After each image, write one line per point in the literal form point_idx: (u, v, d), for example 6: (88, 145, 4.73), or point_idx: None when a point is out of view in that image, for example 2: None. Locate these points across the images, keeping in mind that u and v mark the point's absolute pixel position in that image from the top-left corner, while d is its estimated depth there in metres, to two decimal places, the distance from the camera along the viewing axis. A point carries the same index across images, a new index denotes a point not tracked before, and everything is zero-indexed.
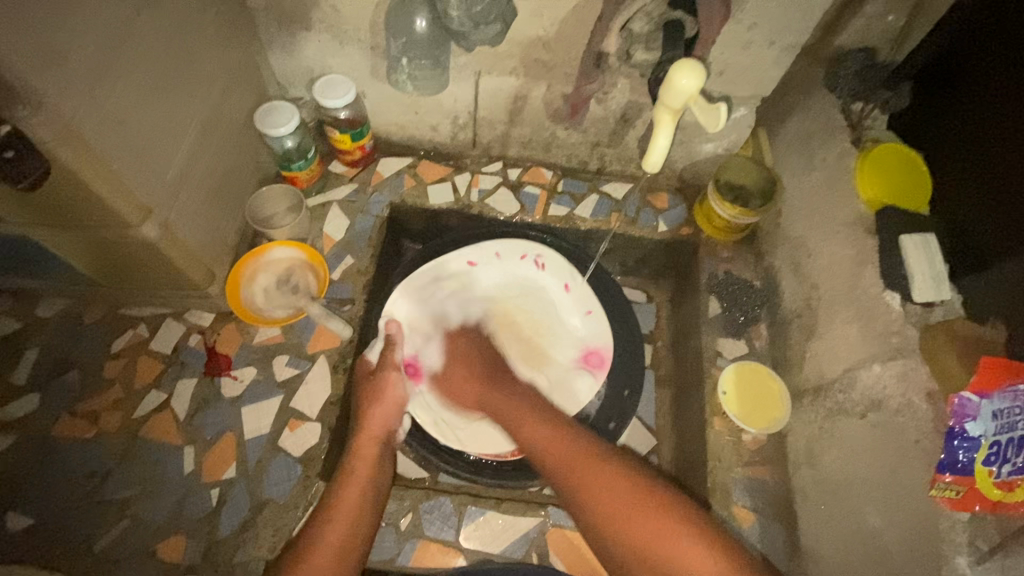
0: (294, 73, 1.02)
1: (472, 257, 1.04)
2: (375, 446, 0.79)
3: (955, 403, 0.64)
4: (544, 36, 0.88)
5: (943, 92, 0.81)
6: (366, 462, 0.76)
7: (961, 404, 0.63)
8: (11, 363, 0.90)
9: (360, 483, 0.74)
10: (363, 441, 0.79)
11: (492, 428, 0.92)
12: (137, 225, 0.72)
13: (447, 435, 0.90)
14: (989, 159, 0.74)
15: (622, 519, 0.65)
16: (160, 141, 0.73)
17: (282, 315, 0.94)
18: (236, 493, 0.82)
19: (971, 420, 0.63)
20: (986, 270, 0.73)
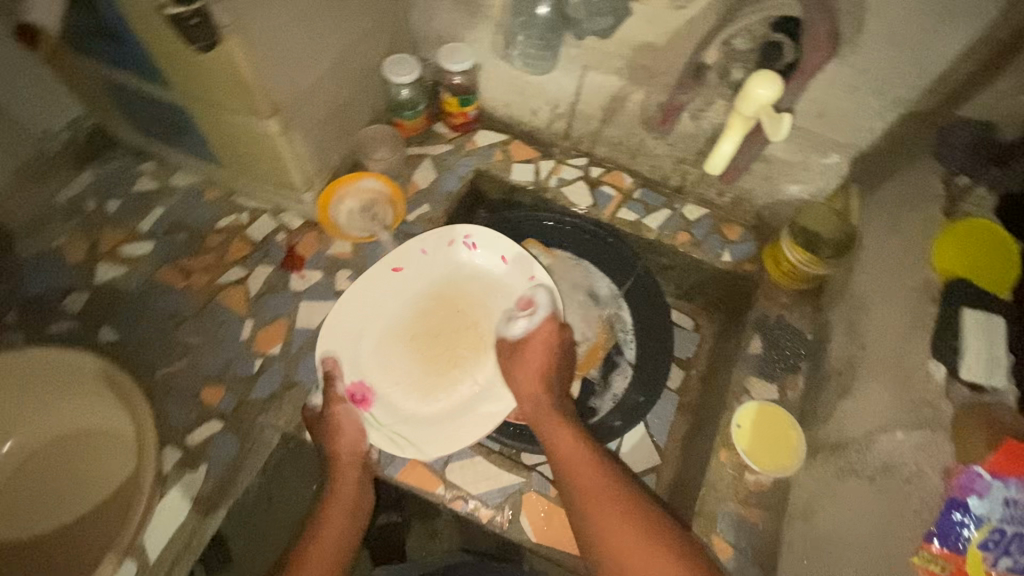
0: (426, 35, 1.15)
1: (396, 263, 1.00)
2: (354, 473, 0.86)
3: (964, 475, 0.62)
4: (654, 43, 0.93)
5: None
6: (347, 492, 0.84)
7: (968, 477, 0.61)
8: (139, 214, 1.08)
9: (345, 505, 0.83)
10: (340, 471, 0.85)
11: (452, 425, 0.93)
12: (265, 117, 0.85)
13: (404, 446, 0.89)
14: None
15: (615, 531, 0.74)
16: (304, 56, 0.87)
17: (357, 234, 1.06)
18: (274, 368, 0.94)
19: (976, 496, 0.61)
20: None
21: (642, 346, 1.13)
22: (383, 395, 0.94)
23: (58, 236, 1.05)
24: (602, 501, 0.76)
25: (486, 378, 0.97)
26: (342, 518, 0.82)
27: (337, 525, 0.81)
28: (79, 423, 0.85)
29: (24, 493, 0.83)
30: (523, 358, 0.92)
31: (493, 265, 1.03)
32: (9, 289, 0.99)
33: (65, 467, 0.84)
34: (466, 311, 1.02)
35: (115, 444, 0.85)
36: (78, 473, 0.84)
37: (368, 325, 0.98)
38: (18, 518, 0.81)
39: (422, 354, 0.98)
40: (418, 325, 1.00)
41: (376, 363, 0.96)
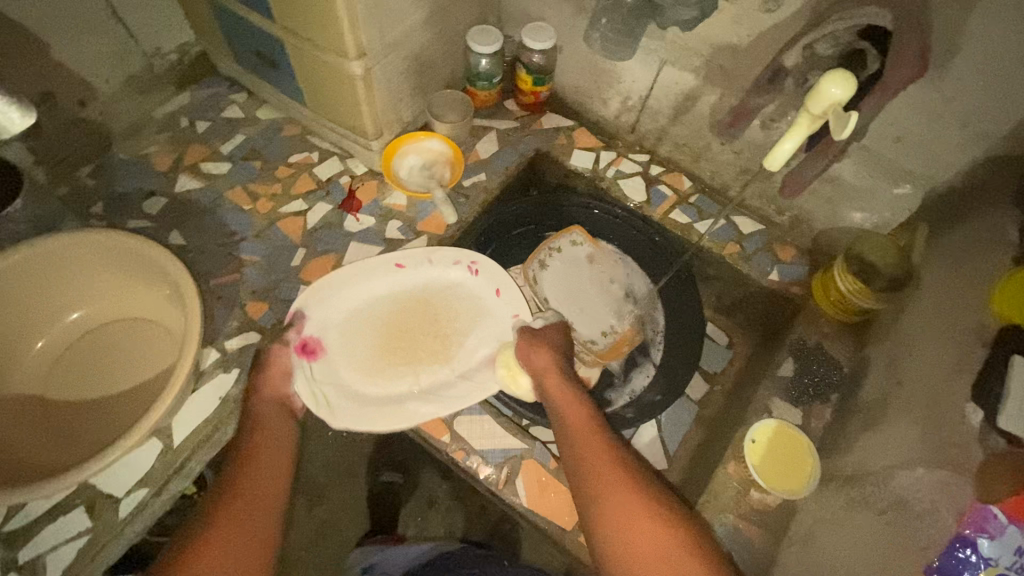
0: (514, 13, 1.19)
1: (401, 260, 1.02)
2: (276, 407, 0.82)
3: (978, 512, 0.57)
4: (736, 45, 0.93)
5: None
6: (270, 419, 0.80)
7: (983, 516, 0.56)
8: (223, 138, 1.16)
9: (269, 431, 0.79)
10: (262, 404, 0.82)
11: (375, 414, 0.92)
12: (351, 59, 0.90)
13: (322, 405, 0.89)
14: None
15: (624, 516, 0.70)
16: (397, 8, 0.92)
17: (413, 189, 1.11)
18: None
19: (988, 538, 0.56)
20: None
21: (671, 350, 1.13)
22: (332, 357, 0.95)
23: (150, 144, 1.15)
24: (611, 486, 0.73)
25: (431, 386, 0.96)
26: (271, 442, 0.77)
27: (271, 449, 0.76)
28: (157, 313, 0.93)
29: (100, 359, 0.91)
30: (542, 338, 0.93)
31: (486, 294, 1.03)
32: (101, 182, 1.09)
33: (137, 348, 0.92)
34: (442, 322, 1.01)
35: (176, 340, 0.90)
36: (146, 356, 0.91)
37: (349, 303, 0.99)
38: (89, 379, 0.89)
39: (384, 344, 0.99)
40: (396, 316, 1.01)
41: (340, 333, 0.98)
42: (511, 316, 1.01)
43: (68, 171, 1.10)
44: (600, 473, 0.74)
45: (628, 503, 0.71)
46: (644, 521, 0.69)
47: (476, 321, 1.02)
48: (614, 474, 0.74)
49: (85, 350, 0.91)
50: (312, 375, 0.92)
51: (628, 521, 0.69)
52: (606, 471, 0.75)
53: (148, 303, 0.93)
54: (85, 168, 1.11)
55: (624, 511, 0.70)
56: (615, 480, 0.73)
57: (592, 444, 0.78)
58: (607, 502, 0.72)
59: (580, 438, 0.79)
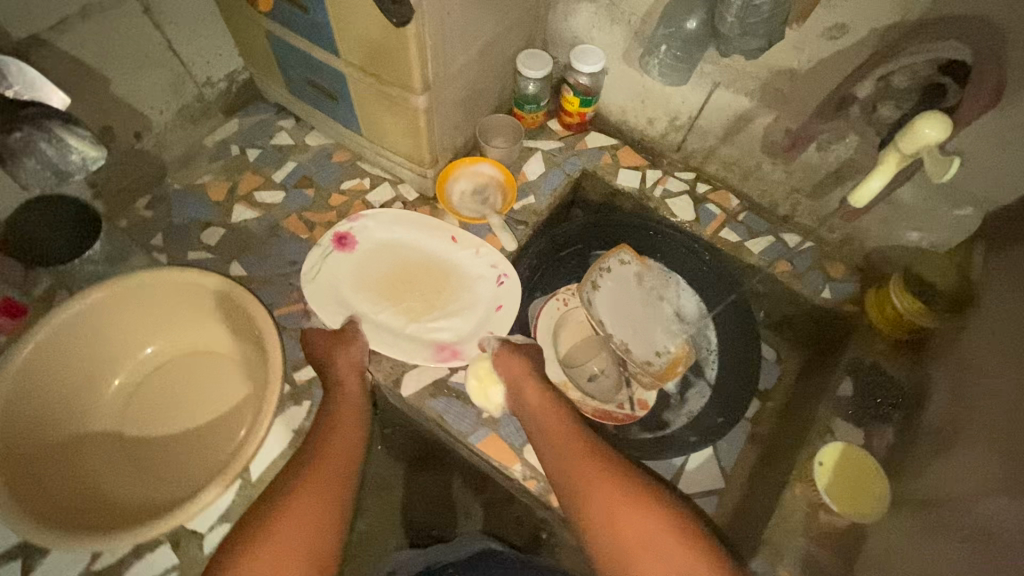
0: (560, 34, 1.19)
1: (456, 234, 1.07)
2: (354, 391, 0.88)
3: None
4: (795, 69, 0.93)
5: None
6: (350, 403, 0.87)
7: None
8: (275, 166, 1.17)
9: (352, 415, 0.86)
10: (342, 387, 0.88)
11: (338, 314, 0.99)
12: (417, 93, 0.91)
13: (310, 277, 1.00)
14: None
15: (622, 522, 0.74)
16: (459, 41, 0.92)
17: (467, 215, 1.11)
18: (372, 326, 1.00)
19: None
20: None
21: (724, 369, 1.14)
22: (350, 257, 1.04)
23: (204, 174, 1.16)
24: (601, 492, 0.77)
25: (386, 324, 1.00)
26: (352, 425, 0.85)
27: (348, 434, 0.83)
28: (228, 350, 0.95)
29: (172, 395, 0.93)
30: (522, 349, 0.95)
31: (488, 301, 1.03)
32: (158, 214, 1.11)
33: (206, 383, 0.94)
34: (432, 298, 1.03)
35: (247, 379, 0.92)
36: (216, 391, 0.93)
37: (394, 238, 1.08)
38: (163, 414, 0.92)
39: (390, 280, 1.04)
40: (419, 265, 1.06)
41: (368, 247, 1.06)
42: (488, 332, 1.00)
43: (127, 202, 1.11)
44: (590, 481, 0.78)
45: (613, 503, 0.75)
46: (621, 518, 0.74)
47: (453, 313, 1.02)
48: (607, 480, 0.78)
49: (156, 386, 0.94)
50: (327, 257, 1.03)
51: (606, 516, 0.75)
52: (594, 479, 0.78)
53: (209, 335, 0.96)
54: (142, 199, 1.12)
55: (619, 513, 0.75)
56: (599, 482, 0.78)
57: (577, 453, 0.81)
58: (597, 506, 0.76)
59: (555, 443, 0.83)
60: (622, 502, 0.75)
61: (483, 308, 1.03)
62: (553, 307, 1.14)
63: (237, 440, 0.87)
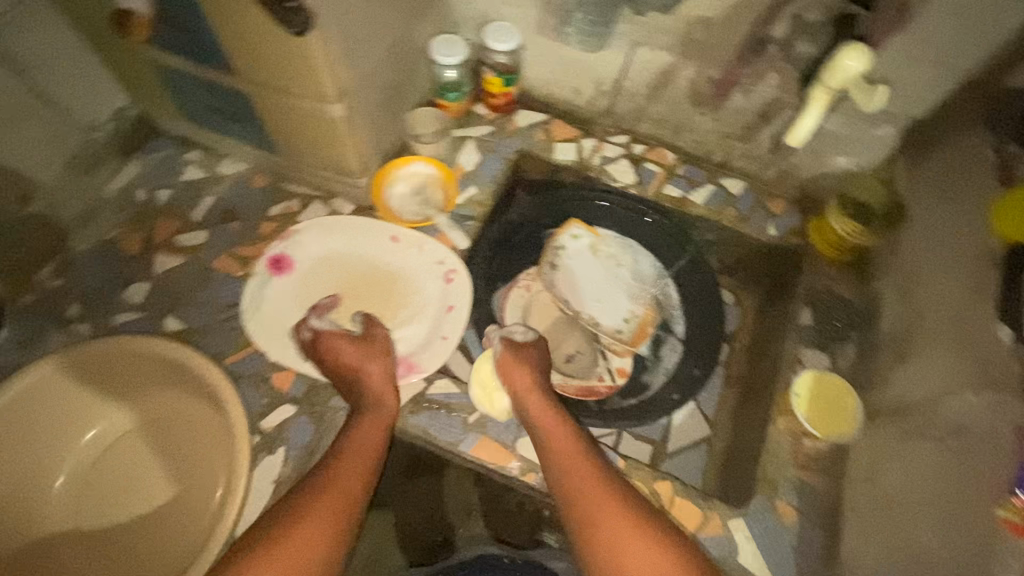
0: (469, 15, 1.15)
1: (397, 234, 1.04)
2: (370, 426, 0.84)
3: None
4: (708, 18, 0.94)
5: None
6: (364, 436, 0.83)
7: None
8: (191, 204, 1.08)
9: (362, 450, 0.82)
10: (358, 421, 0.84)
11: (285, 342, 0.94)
12: (332, 102, 0.85)
13: (251, 310, 0.96)
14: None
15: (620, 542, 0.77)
16: (368, 40, 0.86)
17: (410, 219, 1.06)
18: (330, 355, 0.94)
19: None
20: None
21: (691, 322, 1.17)
22: (289, 279, 1.00)
23: (112, 227, 1.05)
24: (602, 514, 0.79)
25: None
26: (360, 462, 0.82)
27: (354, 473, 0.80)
28: (178, 414, 0.88)
29: (142, 467, 0.89)
30: (526, 359, 0.96)
31: (438, 303, 1.00)
32: (70, 280, 1.00)
33: (171, 449, 0.88)
34: (381, 309, 1.00)
35: (206, 434, 0.86)
36: (182, 455, 0.88)
37: (332, 251, 1.03)
38: (136, 490, 0.87)
39: (334, 297, 1.00)
40: (362, 276, 1.02)
41: (306, 265, 1.01)
42: (441, 337, 0.97)
43: (29, 274, 1.00)
44: (591, 503, 0.80)
45: (612, 524, 0.78)
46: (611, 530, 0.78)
47: (404, 322, 0.99)
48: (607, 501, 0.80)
49: (121, 461, 0.89)
50: (264, 286, 0.98)
51: (601, 528, 0.78)
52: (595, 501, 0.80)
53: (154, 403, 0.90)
54: (46, 268, 1.01)
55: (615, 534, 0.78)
56: (600, 503, 0.80)
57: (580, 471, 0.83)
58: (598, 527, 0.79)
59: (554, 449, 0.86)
60: (615, 514, 0.79)
61: (434, 311, 1.00)
62: (518, 295, 1.14)
63: (211, 506, 0.82)
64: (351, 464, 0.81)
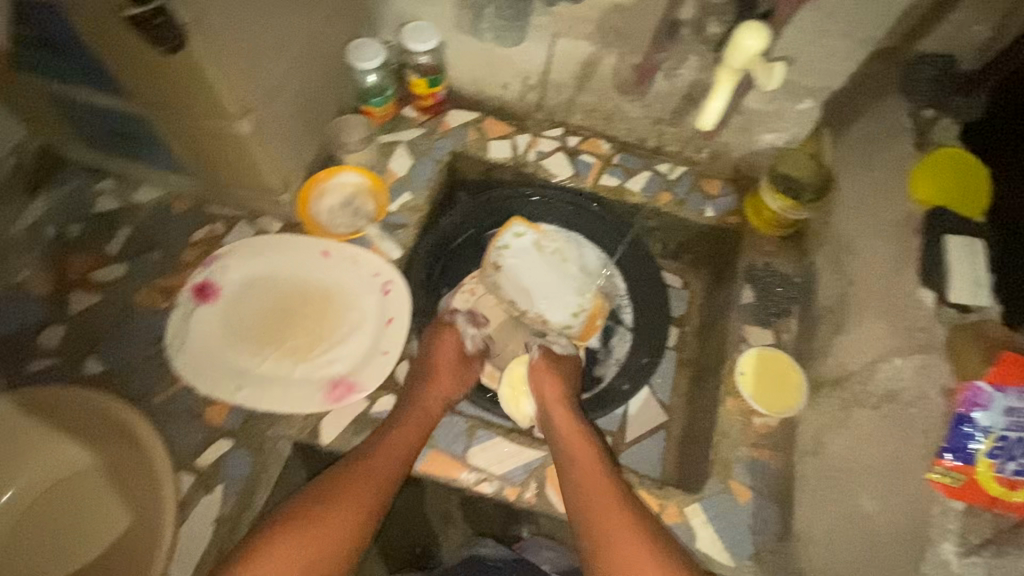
0: (386, 17, 1.11)
1: (328, 248, 1.00)
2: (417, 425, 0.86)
3: (968, 392, 0.67)
4: (623, 4, 0.94)
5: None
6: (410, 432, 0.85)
7: (973, 392, 0.67)
8: (106, 237, 1.02)
9: (403, 447, 0.84)
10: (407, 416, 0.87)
11: (215, 374, 0.90)
12: (236, 118, 0.80)
13: (176, 343, 0.91)
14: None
15: (615, 537, 0.78)
16: (271, 50, 0.82)
17: (343, 232, 1.03)
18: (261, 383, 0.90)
19: (982, 409, 0.67)
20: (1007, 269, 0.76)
21: (639, 309, 1.16)
22: (217, 307, 0.95)
23: (22, 269, 0.99)
24: (603, 510, 0.80)
25: (267, 373, 0.91)
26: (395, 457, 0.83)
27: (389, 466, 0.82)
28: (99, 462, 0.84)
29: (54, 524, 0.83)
30: (559, 370, 1.01)
31: (376, 316, 0.97)
32: None
33: (88, 502, 0.84)
34: (316, 328, 0.96)
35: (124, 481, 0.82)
36: (102, 508, 0.83)
37: (262, 271, 0.99)
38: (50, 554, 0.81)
39: (267, 321, 0.96)
40: (296, 295, 0.98)
41: (235, 289, 0.97)
42: (381, 352, 0.94)
43: None
44: (595, 499, 0.82)
45: (611, 518, 0.79)
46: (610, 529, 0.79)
47: (341, 340, 0.95)
48: (610, 498, 0.81)
49: (39, 526, 0.83)
50: (190, 315, 0.94)
51: (600, 523, 0.79)
52: (599, 498, 0.82)
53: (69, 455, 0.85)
54: None
55: (614, 528, 0.79)
56: (605, 500, 0.81)
57: (592, 470, 0.85)
58: (599, 522, 0.80)
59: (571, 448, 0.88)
60: (616, 513, 0.80)
61: (372, 325, 0.96)
62: (463, 297, 1.11)
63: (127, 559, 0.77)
64: (388, 456, 0.83)
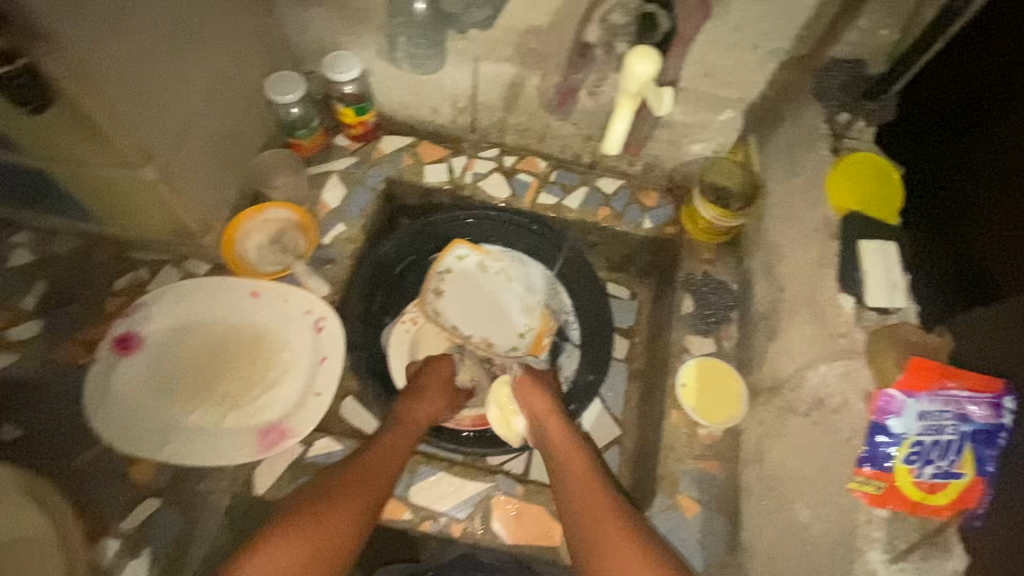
0: (307, 48, 1.10)
1: (257, 289, 0.97)
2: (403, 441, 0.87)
3: (881, 400, 0.67)
4: (537, 26, 0.94)
5: (998, 92, 0.70)
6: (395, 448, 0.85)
7: (886, 400, 0.67)
8: (23, 291, 0.96)
9: (388, 463, 0.83)
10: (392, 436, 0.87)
11: (142, 430, 0.87)
12: (138, 166, 0.79)
13: (96, 402, 0.87)
14: (1012, 185, 0.67)
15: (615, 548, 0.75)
16: (171, 93, 0.81)
17: (270, 270, 1.01)
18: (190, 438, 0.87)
19: (894, 416, 0.67)
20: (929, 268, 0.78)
21: (585, 324, 1.16)
22: (139, 360, 0.91)
23: None
24: (603, 522, 0.78)
25: (197, 425, 0.88)
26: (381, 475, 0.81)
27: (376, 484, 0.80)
28: None
29: None
30: (546, 383, 1.00)
31: (310, 356, 0.95)
32: None
33: None
34: (248, 373, 0.93)
35: None
36: None
37: (187, 318, 0.95)
38: None
39: (195, 370, 0.92)
40: (225, 341, 0.95)
41: (159, 340, 0.93)
42: (316, 394, 0.92)
43: None
44: (593, 512, 0.80)
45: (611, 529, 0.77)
46: (610, 541, 0.76)
47: (275, 384, 0.92)
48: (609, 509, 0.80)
49: None
50: (111, 372, 0.89)
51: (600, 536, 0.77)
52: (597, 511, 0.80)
53: None
54: None
55: (614, 538, 0.76)
56: (603, 512, 0.79)
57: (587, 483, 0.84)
58: (599, 535, 0.77)
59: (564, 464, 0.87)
60: (613, 522, 0.78)
61: (307, 365, 0.94)
62: (404, 329, 1.11)
63: None
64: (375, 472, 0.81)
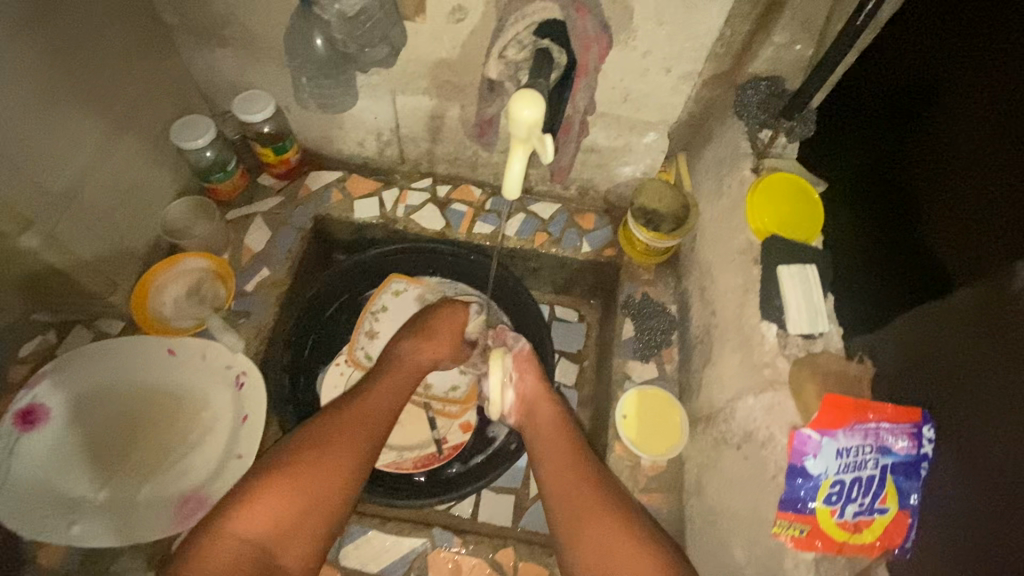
0: (219, 88, 1.05)
1: (173, 346, 0.92)
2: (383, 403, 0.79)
3: (796, 440, 0.66)
4: (448, 58, 0.92)
5: (924, 74, 0.67)
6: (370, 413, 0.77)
7: (801, 441, 0.65)
8: None
9: (363, 429, 0.75)
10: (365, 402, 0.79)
11: (47, 509, 0.81)
12: (17, 235, 0.75)
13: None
14: (940, 168, 0.64)
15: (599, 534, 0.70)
16: (51, 156, 0.77)
17: (188, 325, 0.96)
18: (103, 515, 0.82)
19: (811, 457, 0.65)
20: (858, 286, 0.76)
21: None
22: (44, 432, 0.85)
23: None
24: (590, 511, 0.72)
25: (111, 499, 0.84)
26: (354, 440, 0.74)
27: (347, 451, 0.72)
28: None
29: None
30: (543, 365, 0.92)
31: (231, 414, 0.90)
32: None
33: None
34: (166, 438, 0.89)
35: None
36: None
37: (99, 381, 0.89)
38: None
39: (108, 439, 0.87)
40: (142, 403, 0.90)
41: (66, 407, 0.87)
42: (236, 456, 0.87)
43: None
44: (581, 498, 0.74)
45: (598, 516, 0.71)
46: (594, 529, 0.71)
47: (195, 448, 0.88)
48: (596, 496, 0.74)
49: None
50: (10, 450, 0.83)
51: (585, 524, 0.71)
52: (585, 500, 0.73)
53: None
54: None
55: (601, 523, 0.71)
56: (591, 498, 0.74)
57: (578, 467, 0.78)
58: (585, 524, 0.71)
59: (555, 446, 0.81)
60: (601, 508, 0.72)
61: (228, 424, 0.90)
62: (337, 373, 1.05)
63: None
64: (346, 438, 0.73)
